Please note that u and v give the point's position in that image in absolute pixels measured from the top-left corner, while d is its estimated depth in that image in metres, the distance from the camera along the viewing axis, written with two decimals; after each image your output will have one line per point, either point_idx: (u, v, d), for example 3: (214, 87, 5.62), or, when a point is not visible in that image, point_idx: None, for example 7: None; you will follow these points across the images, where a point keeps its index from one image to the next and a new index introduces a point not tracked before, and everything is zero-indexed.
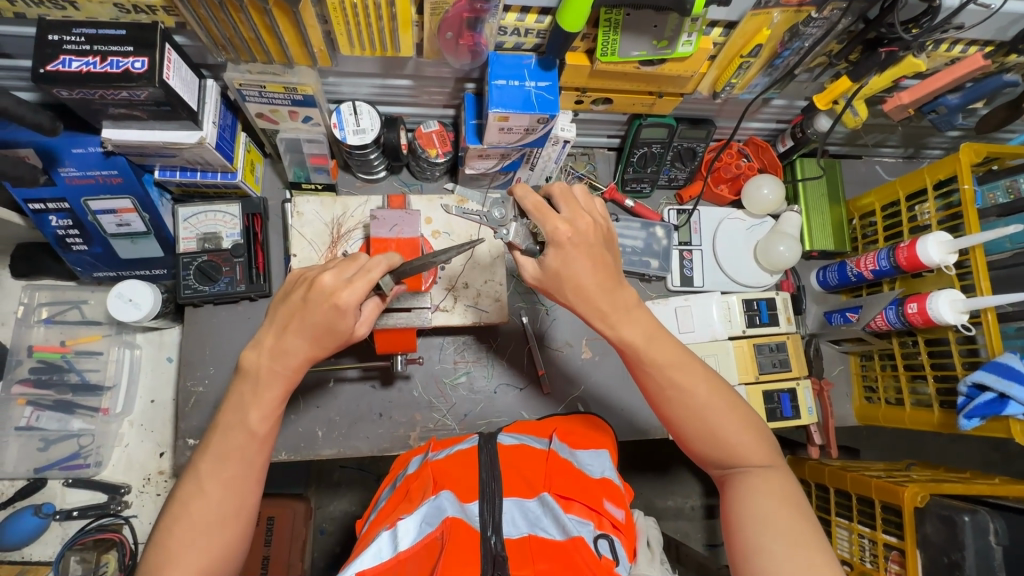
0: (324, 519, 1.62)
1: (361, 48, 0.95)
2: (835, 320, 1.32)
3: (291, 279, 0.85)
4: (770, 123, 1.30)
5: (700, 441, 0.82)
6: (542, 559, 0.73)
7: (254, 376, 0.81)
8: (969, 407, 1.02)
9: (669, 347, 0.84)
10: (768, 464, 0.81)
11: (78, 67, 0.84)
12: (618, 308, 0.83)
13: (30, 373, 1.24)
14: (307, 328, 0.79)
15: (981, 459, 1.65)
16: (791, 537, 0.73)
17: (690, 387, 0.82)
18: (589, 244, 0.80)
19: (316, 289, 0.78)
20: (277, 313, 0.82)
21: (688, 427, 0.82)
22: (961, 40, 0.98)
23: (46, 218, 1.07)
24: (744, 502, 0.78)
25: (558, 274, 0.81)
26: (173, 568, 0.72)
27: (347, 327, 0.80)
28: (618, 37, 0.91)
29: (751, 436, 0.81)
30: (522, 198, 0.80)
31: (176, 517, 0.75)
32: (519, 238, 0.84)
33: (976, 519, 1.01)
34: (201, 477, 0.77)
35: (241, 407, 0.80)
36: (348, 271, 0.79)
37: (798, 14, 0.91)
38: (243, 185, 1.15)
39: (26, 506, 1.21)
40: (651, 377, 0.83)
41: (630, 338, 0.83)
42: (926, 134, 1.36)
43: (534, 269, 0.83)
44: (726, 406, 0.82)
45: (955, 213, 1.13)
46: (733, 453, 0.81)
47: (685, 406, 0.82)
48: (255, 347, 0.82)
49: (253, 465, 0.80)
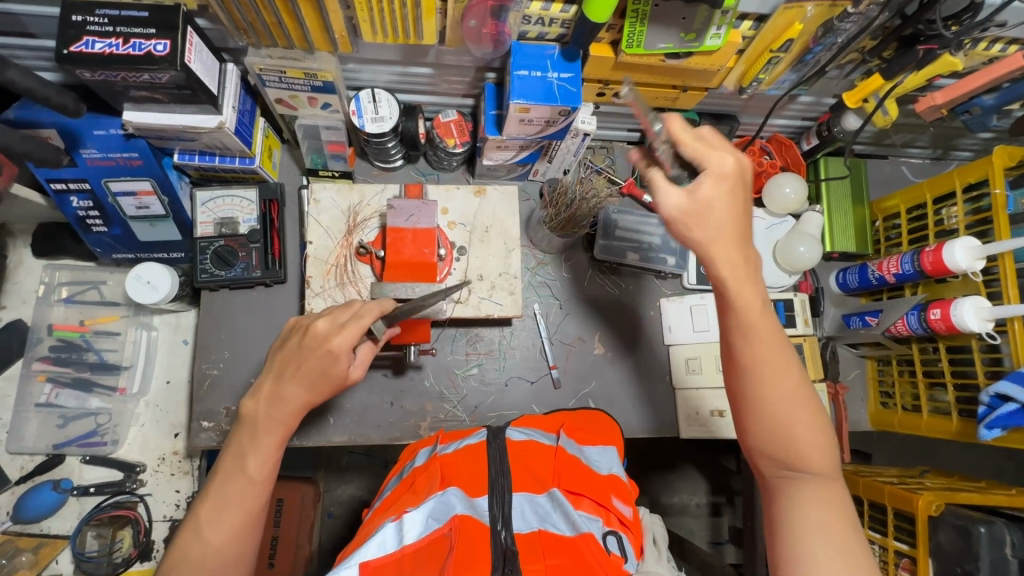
0: (331, 502, 1.64)
1: (383, 35, 0.94)
2: (853, 323, 1.30)
3: (288, 328, 0.91)
4: (795, 120, 1.27)
5: (768, 433, 0.77)
6: (554, 553, 0.73)
7: (251, 423, 0.83)
8: (990, 416, 1.00)
9: (773, 328, 0.77)
10: (827, 476, 0.77)
11: (101, 49, 0.84)
12: (757, 261, 0.77)
13: (49, 351, 1.26)
14: (303, 375, 0.83)
15: (996, 467, 1.63)
16: (843, 553, 0.72)
17: (774, 374, 0.76)
18: (736, 182, 0.75)
19: (312, 335, 0.83)
20: (273, 361, 0.86)
21: (761, 416, 0.77)
22: (1001, 39, 0.95)
23: (68, 199, 1.08)
24: (795, 509, 0.75)
25: (702, 219, 0.75)
26: (204, 535, 0.78)
27: (340, 371, 0.83)
28: (644, 29, 0.89)
29: (823, 439, 0.77)
30: (680, 130, 0.76)
31: (178, 561, 0.77)
32: (667, 161, 0.80)
33: (992, 530, 1.00)
34: (201, 524, 0.79)
35: (239, 453, 0.82)
36: (342, 317, 0.85)
37: (833, 8, 0.88)
38: (260, 170, 1.14)
39: (44, 480, 1.23)
40: (742, 355, 0.77)
41: (748, 302, 0.76)
42: (957, 135, 1.33)
43: (678, 200, 0.75)
44: (802, 402, 0.77)
45: (984, 218, 1.11)
46: (799, 453, 0.76)
47: (768, 394, 0.76)
48: (253, 394, 0.85)
49: (251, 511, 0.80)
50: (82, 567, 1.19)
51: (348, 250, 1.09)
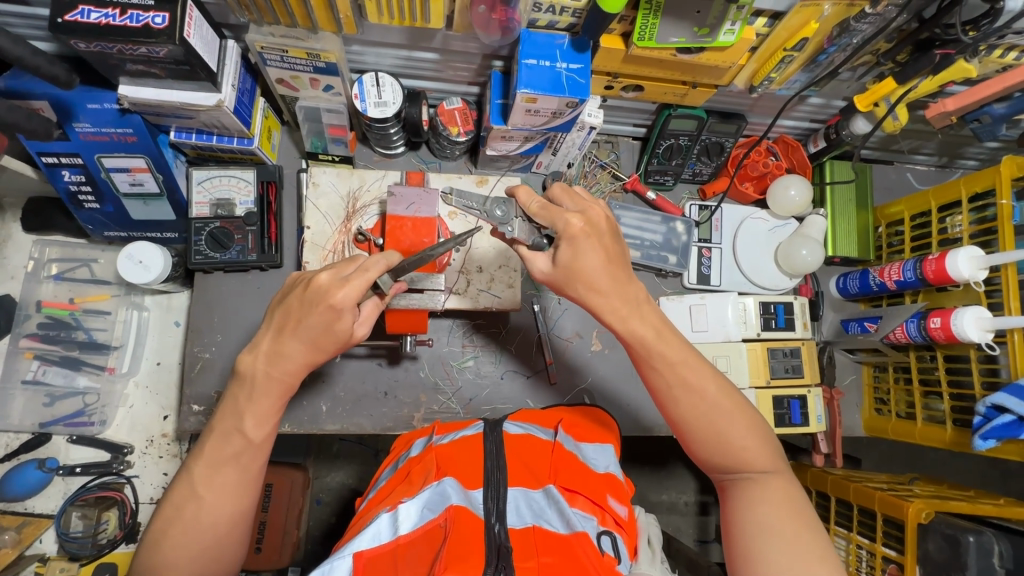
0: (320, 489, 1.63)
1: (389, 17, 0.92)
2: (851, 329, 1.29)
3: (289, 280, 0.85)
4: (803, 121, 1.25)
5: (706, 443, 0.80)
6: (546, 551, 0.72)
7: (250, 381, 0.80)
8: (985, 427, 1.00)
9: (680, 344, 0.82)
10: (770, 470, 0.78)
11: (97, 19, 0.81)
12: (629, 301, 0.80)
13: (38, 328, 1.24)
14: (304, 331, 0.78)
15: (982, 476, 1.64)
16: (793, 539, 0.72)
17: (694, 384, 0.80)
18: (592, 233, 0.78)
19: (312, 288, 0.77)
20: (274, 315, 0.81)
21: (694, 428, 0.80)
22: (1017, 46, 0.94)
23: (59, 173, 1.05)
24: (745, 509, 0.76)
25: (570, 269, 0.79)
26: (193, 507, 0.76)
27: (345, 327, 0.79)
28: (657, 22, 0.87)
29: (758, 440, 0.79)
30: (528, 203, 0.79)
31: (171, 519, 0.76)
32: (523, 235, 0.82)
33: (981, 540, 1.01)
34: (196, 484, 0.77)
35: (236, 413, 0.80)
36: (345, 271, 0.79)
37: (850, 8, 0.86)
38: (259, 152, 1.12)
39: (30, 459, 1.21)
40: (659, 376, 0.81)
41: (640, 334, 0.80)
42: (963, 144, 1.32)
43: (545, 266, 0.81)
44: (725, 405, 0.80)
45: (988, 228, 1.10)
46: (739, 458, 0.78)
47: (693, 406, 0.80)
48: (251, 350, 0.82)
49: (248, 472, 0.79)
50: (67, 548, 1.17)
51: (347, 236, 1.07)
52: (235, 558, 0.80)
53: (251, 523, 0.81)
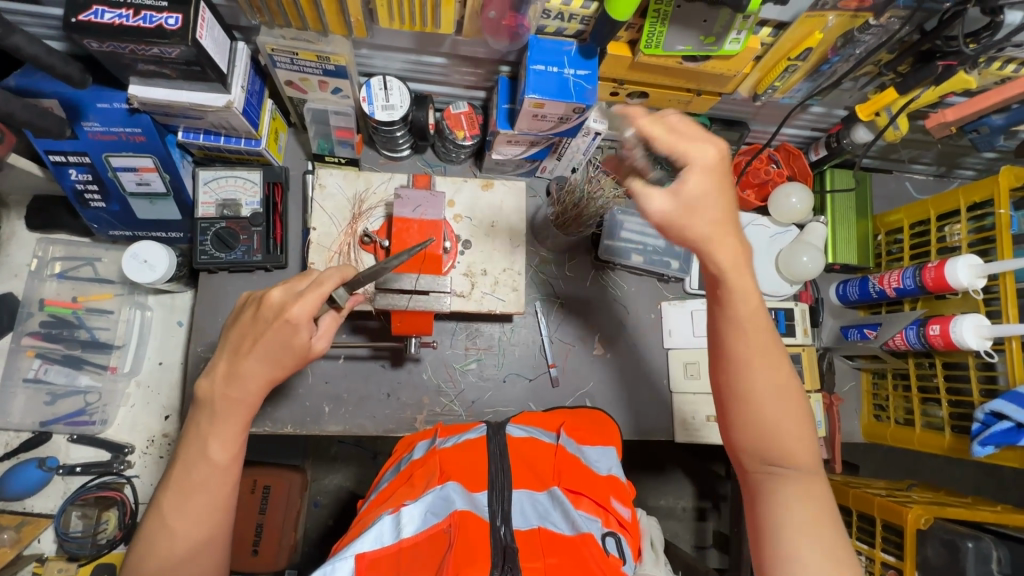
0: (318, 492, 1.62)
1: (399, 21, 0.92)
2: (851, 336, 1.30)
3: (242, 301, 0.86)
4: (805, 130, 1.27)
5: (754, 429, 0.77)
6: (553, 553, 0.72)
7: (210, 405, 0.79)
8: (984, 433, 1.01)
9: (759, 317, 0.78)
10: (811, 470, 0.77)
11: (110, 19, 0.82)
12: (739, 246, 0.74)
13: (40, 326, 1.23)
14: (262, 349, 0.78)
15: (978, 484, 1.65)
16: (824, 547, 0.73)
17: (760, 363, 0.77)
18: (721, 168, 0.71)
19: (266, 306, 0.79)
20: (228, 337, 0.81)
21: (754, 411, 0.77)
22: (1016, 59, 0.96)
23: (66, 171, 1.05)
24: (777, 503, 0.76)
25: (693, 206, 0.70)
26: (168, 537, 0.74)
27: (303, 341, 0.79)
28: (665, 30, 0.88)
29: (803, 436, 0.77)
30: (652, 129, 0.70)
31: (145, 552, 0.74)
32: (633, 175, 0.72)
33: (979, 546, 1.01)
34: (165, 513, 0.75)
35: (200, 437, 0.78)
36: (298, 286, 0.81)
37: (854, 19, 0.88)
38: (266, 153, 1.13)
39: (29, 458, 1.21)
40: (732, 348, 0.77)
41: (740, 291, 0.75)
42: (961, 154, 1.34)
43: (664, 202, 0.70)
44: (782, 394, 0.77)
45: (986, 237, 1.12)
46: (786, 452, 0.76)
47: (756, 389, 0.76)
48: (207, 375, 0.80)
49: (220, 494, 0.78)
50: (66, 548, 1.17)
51: (353, 238, 1.08)
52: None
53: (228, 549, 0.79)
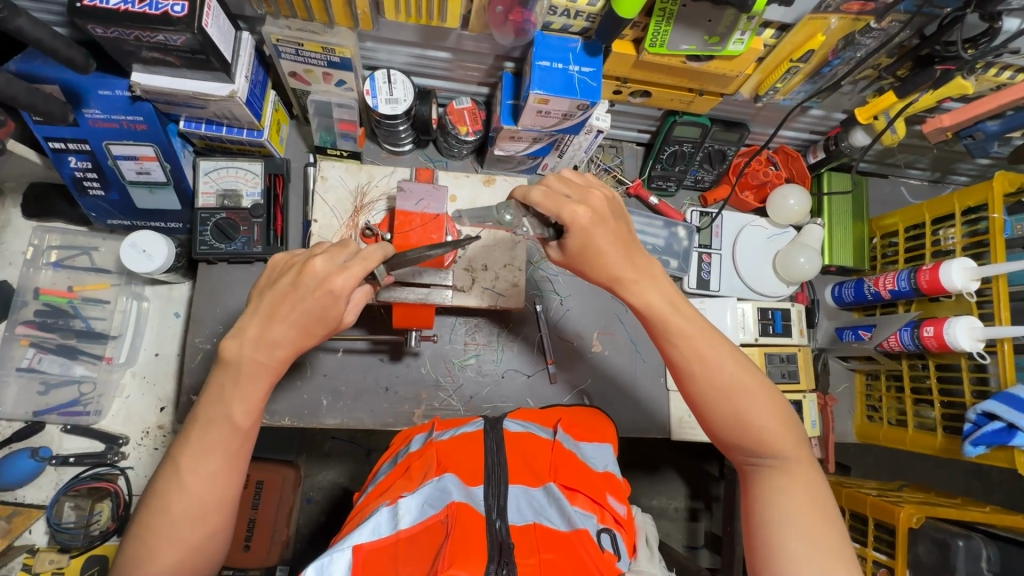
0: (311, 488, 1.62)
1: (406, 15, 0.93)
2: (845, 337, 1.32)
3: (275, 263, 0.83)
4: (803, 132, 1.28)
5: (725, 423, 0.79)
6: (548, 549, 0.73)
7: (235, 367, 0.78)
8: (975, 434, 1.03)
9: (694, 316, 0.82)
10: (793, 457, 0.78)
11: (115, 5, 0.81)
12: (642, 272, 0.82)
13: (35, 315, 1.23)
14: (297, 316, 0.77)
15: (965, 486, 1.67)
16: (810, 533, 0.73)
17: (707, 361, 0.79)
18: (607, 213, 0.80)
19: (308, 274, 0.77)
20: (261, 300, 0.80)
21: (714, 405, 0.79)
22: (1012, 66, 0.97)
23: (65, 158, 1.04)
24: (763, 496, 0.77)
25: (583, 251, 0.81)
26: (180, 497, 0.74)
27: (338, 313, 0.78)
28: (670, 29, 0.89)
29: (779, 423, 0.78)
30: (529, 197, 0.79)
31: (158, 507, 0.74)
32: (536, 229, 0.87)
33: (970, 545, 1.03)
34: (182, 469, 0.75)
35: (222, 400, 0.77)
36: (340, 256, 0.79)
37: (856, 22, 0.89)
38: (268, 144, 1.12)
39: (22, 447, 1.19)
40: (676, 350, 0.81)
41: (655, 304, 0.81)
42: (955, 159, 1.36)
43: (556, 253, 0.86)
44: (738, 385, 0.79)
45: (980, 241, 1.13)
46: (762, 443, 0.78)
47: (711, 382, 0.79)
48: (235, 335, 0.79)
49: (235, 455, 0.78)
50: (57, 539, 1.16)
51: (354, 230, 1.08)
52: (217, 552, 0.78)
53: (234, 515, 0.79)
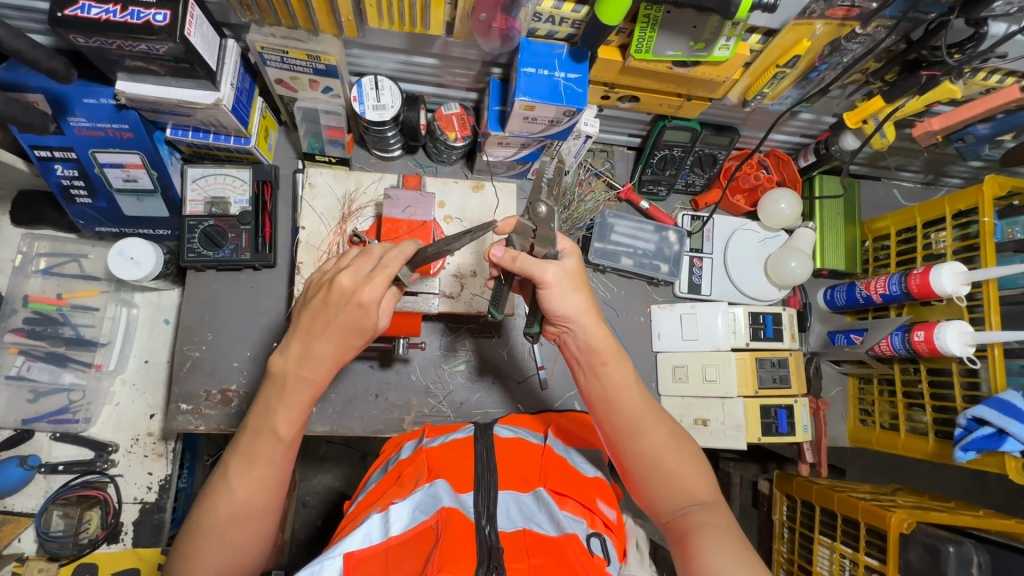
0: (306, 492, 1.61)
1: (390, 22, 0.92)
2: (838, 340, 1.31)
3: (310, 282, 0.83)
4: (794, 136, 1.28)
5: (647, 465, 0.80)
6: (538, 553, 0.71)
7: (280, 380, 0.79)
8: (966, 439, 1.02)
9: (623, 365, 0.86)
10: (711, 498, 0.79)
11: (97, 14, 0.81)
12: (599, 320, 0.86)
13: (24, 323, 1.22)
14: (334, 331, 0.77)
15: (962, 488, 1.67)
16: (740, 559, 0.71)
17: (630, 394, 0.82)
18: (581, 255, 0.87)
19: (337, 290, 0.76)
20: (300, 319, 0.80)
21: (637, 447, 0.81)
22: (1000, 70, 0.97)
23: (51, 167, 1.04)
24: (693, 532, 0.74)
25: (570, 276, 0.81)
26: (225, 502, 0.75)
27: (371, 323, 0.78)
28: (655, 35, 0.88)
29: (694, 464, 0.81)
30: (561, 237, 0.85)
31: (205, 510, 0.76)
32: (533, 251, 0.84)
33: (961, 551, 1.02)
34: (229, 475, 0.77)
35: (269, 410, 0.79)
36: (364, 268, 0.78)
37: (842, 28, 0.89)
38: (256, 151, 1.12)
39: (11, 456, 1.19)
40: (605, 391, 0.83)
41: (609, 343, 0.83)
42: (948, 162, 1.35)
43: (554, 272, 0.79)
44: (656, 419, 0.82)
45: (971, 244, 1.12)
46: (681, 482, 0.79)
47: (635, 424, 0.81)
48: (282, 351, 0.80)
49: (279, 468, 0.78)
50: (46, 548, 1.16)
51: (342, 238, 1.07)
52: (259, 555, 0.79)
53: (276, 520, 0.80)
